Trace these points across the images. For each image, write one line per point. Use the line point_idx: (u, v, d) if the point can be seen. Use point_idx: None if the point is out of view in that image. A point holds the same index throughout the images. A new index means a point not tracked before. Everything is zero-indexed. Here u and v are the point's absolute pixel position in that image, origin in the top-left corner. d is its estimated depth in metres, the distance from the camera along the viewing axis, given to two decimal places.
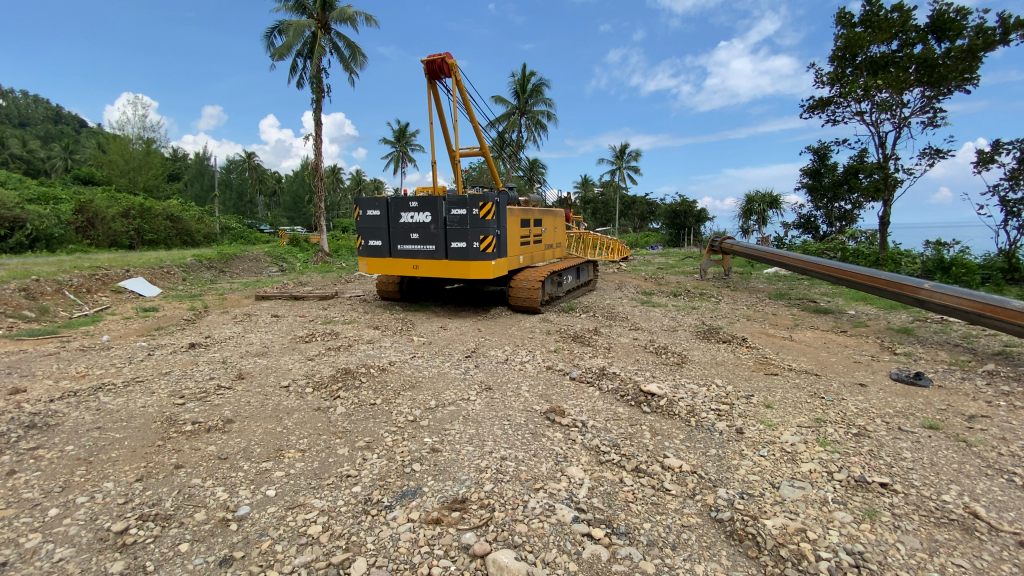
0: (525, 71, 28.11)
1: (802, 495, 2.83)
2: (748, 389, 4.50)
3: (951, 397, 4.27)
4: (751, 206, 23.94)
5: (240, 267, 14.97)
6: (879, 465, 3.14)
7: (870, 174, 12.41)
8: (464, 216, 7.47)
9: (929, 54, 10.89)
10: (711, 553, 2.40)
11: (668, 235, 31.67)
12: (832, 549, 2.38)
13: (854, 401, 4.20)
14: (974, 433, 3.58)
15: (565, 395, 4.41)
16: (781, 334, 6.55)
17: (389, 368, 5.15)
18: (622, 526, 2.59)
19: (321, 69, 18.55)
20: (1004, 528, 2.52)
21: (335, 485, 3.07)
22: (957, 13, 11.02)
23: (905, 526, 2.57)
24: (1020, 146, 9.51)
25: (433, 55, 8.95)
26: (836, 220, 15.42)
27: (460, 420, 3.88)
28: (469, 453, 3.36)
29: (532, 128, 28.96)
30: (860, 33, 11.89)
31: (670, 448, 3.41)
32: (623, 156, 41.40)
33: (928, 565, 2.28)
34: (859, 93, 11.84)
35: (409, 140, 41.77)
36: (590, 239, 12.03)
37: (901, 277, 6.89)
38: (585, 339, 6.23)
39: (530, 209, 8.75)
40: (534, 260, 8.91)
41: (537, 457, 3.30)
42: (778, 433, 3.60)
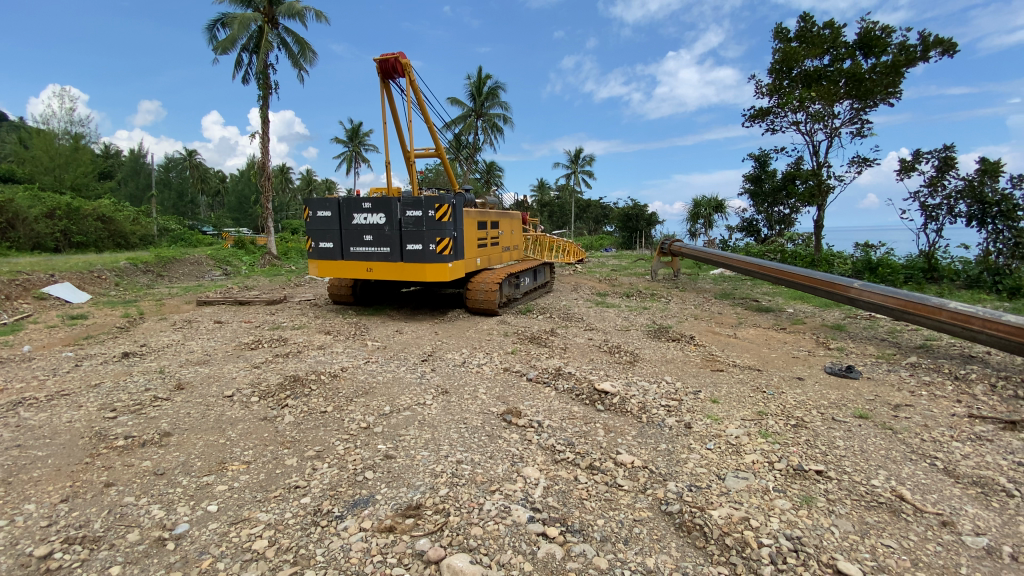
0: (480, 74, 28.15)
1: (746, 485, 2.96)
2: (696, 385, 4.68)
3: (879, 388, 4.60)
4: (698, 211, 24.94)
5: (180, 271, 14.13)
6: (815, 454, 3.33)
7: (806, 181, 13.22)
8: (420, 218, 7.36)
9: (857, 69, 11.73)
10: (662, 546, 2.47)
11: (622, 238, 32.51)
12: (773, 535, 2.50)
13: (793, 393, 4.45)
14: (899, 421, 3.87)
15: (522, 396, 4.42)
16: (726, 332, 6.84)
17: (340, 374, 5.00)
18: (576, 524, 2.61)
19: (269, 66, 17.87)
20: (926, 509, 2.73)
21: (282, 497, 2.94)
22: (881, 32, 11.90)
23: (839, 510, 2.73)
24: (938, 156, 10.35)
25: (387, 54, 8.79)
26: (776, 223, 16.27)
27: (415, 426, 3.81)
28: (423, 458, 3.30)
29: (488, 131, 29.01)
30: (795, 48, 12.62)
31: (622, 445, 3.48)
32: (577, 160, 42.18)
33: (859, 546, 2.43)
34: (795, 104, 12.57)
35: (363, 140, 40.92)
36: (546, 242, 12.11)
37: (834, 277, 7.34)
38: (542, 340, 6.28)
39: (487, 211, 8.72)
40: (491, 262, 8.89)
41: (493, 459, 3.28)
42: (724, 427, 3.75)
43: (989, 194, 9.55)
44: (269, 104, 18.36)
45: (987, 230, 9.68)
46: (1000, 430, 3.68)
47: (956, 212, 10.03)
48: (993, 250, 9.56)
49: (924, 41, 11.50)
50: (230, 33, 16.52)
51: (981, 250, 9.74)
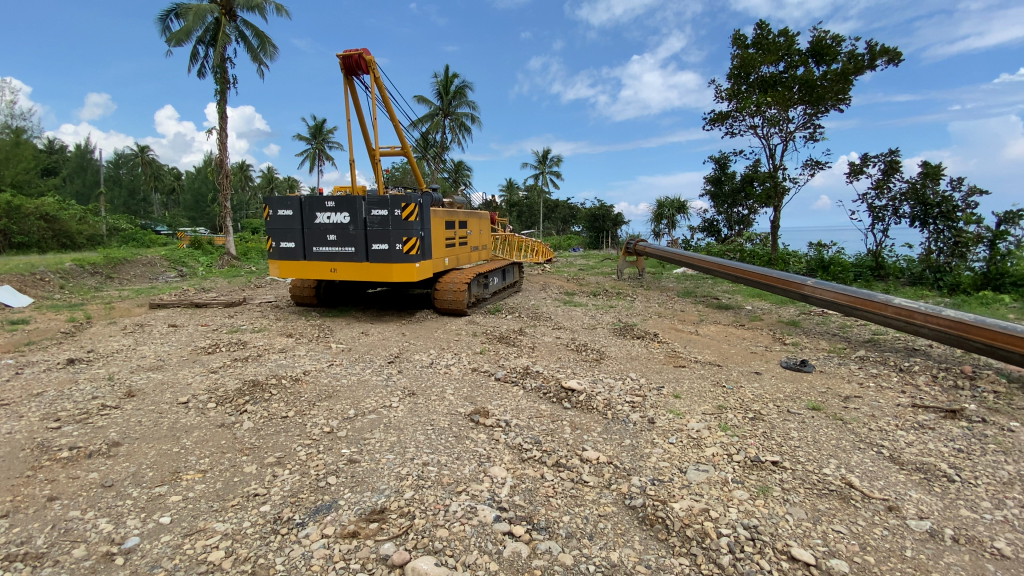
0: (447, 73, 27.97)
1: (706, 477, 3.05)
2: (660, 380, 4.79)
3: (831, 380, 4.83)
4: (661, 211, 25.53)
5: (132, 273, 13.44)
6: (771, 445, 3.46)
7: (763, 182, 13.73)
8: (385, 217, 7.24)
9: (810, 76, 12.26)
10: (626, 539, 2.51)
11: (589, 238, 32.92)
12: (731, 525, 2.58)
13: (751, 387, 4.62)
14: (849, 411, 4.07)
15: (490, 395, 4.41)
16: (688, 329, 7.02)
17: (303, 378, 4.86)
18: (542, 522, 2.63)
19: (226, 60, 17.23)
20: (873, 495, 2.88)
21: (240, 506, 2.84)
22: (832, 40, 12.46)
23: (793, 499, 2.84)
24: (884, 160, 10.92)
25: (350, 50, 8.61)
26: (735, 224, 16.81)
27: (381, 429, 3.74)
28: (388, 462, 3.25)
29: (456, 130, 28.86)
30: (752, 54, 13.07)
31: (588, 441, 3.52)
32: (545, 160, 42.51)
33: (812, 533, 2.54)
34: (753, 108, 13.03)
35: (327, 137, 40.02)
36: (515, 241, 12.14)
37: (788, 276, 7.65)
38: (510, 339, 6.29)
39: (455, 211, 8.65)
40: (459, 262, 8.83)
41: (460, 460, 3.26)
42: (685, 422, 3.85)
43: (931, 196, 10.12)
44: (227, 99, 17.72)
45: (929, 230, 10.23)
46: (941, 418, 3.92)
47: (901, 213, 10.60)
48: (934, 249, 10.15)
49: (871, 51, 12.11)
50: (184, 24, 15.85)
51: (923, 249, 10.33)
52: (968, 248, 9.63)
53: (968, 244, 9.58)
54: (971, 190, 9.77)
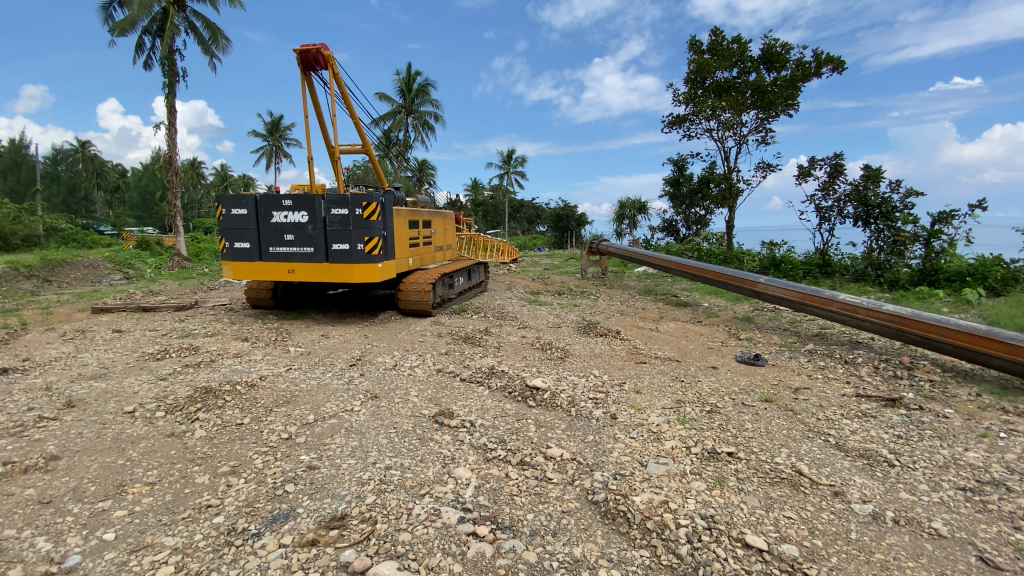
0: (410, 70, 27.61)
1: (666, 470, 3.13)
2: (622, 376, 4.90)
3: (782, 373, 5.05)
4: (623, 212, 26.03)
5: (72, 276, 12.64)
6: (727, 437, 3.58)
7: (719, 184, 14.21)
8: (346, 216, 7.07)
9: (761, 82, 12.79)
10: (589, 534, 2.55)
11: (554, 237, 33.20)
12: (689, 516, 2.66)
13: (707, 381, 4.79)
14: (799, 402, 4.27)
15: (454, 396, 4.38)
16: (649, 326, 7.19)
17: (259, 383, 4.69)
18: (506, 520, 2.63)
19: (175, 51, 16.44)
20: (821, 481, 3.03)
21: (192, 518, 2.71)
22: (782, 48, 13.01)
23: (747, 488, 2.96)
24: (830, 163, 11.49)
25: (307, 44, 8.37)
26: (693, 224, 17.34)
27: (342, 434, 3.66)
28: (350, 467, 3.18)
29: (419, 128, 28.55)
30: (707, 60, 13.48)
31: (552, 439, 3.55)
32: (509, 160, 42.61)
33: (764, 520, 2.65)
34: (708, 112, 13.46)
35: (285, 134, 38.81)
36: (480, 241, 12.11)
37: (742, 273, 7.95)
38: (475, 340, 6.26)
39: (418, 210, 8.54)
40: (423, 262, 8.73)
41: (424, 462, 3.23)
42: (646, 416, 3.94)
43: (872, 197, 10.70)
44: (176, 93, 16.89)
45: (871, 229, 10.80)
46: (882, 407, 4.16)
47: (845, 214, 11.19)
48: (875, 247, 10.74)
49: (817, 59, 12.73)
50: (128, 13, 15.02)
51: (866, 248, 10.92)
52: (906, 246, 10.25)
53: (906, 242, 10.21)
54: (908, 192, 10.41)
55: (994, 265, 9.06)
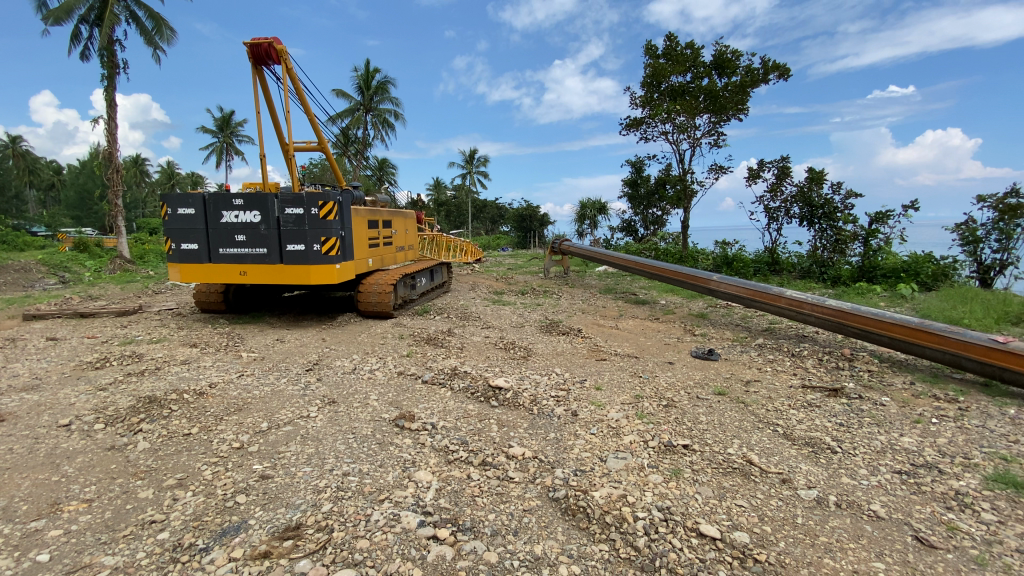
0: (368, 67, 27.05)
1: (625, 464, 3.20)
2: (583, 374, 4.97)
3: (734, 366, 5.25)
4: (584, 212, 26.39)
5: None
6: (683, 430, 3.69)
7: (675, 185, 14.63)
8: (301, 216, 6.86)
9: (713, 87, 13.25)
10: (549, 531, 2.57)
11: (517, 237, 33.31)
12: (646, 509, 2.73)
13: (665, 376, 4.93)
14: (750, 394, 4.46)
15: (416, 399, 4.32)
16: (610, 324, 7.33)
17: (209, 391, 4.48)
18: (467, 522, 2.62)
19: (115, 42, 15.49)
20: (770, 469, 3.17)
21: (134, 535, 2.56)
22: (732, 55, 13.52)
23: (701, 479, 3.06)
24: (778, 165, 12.03)
25: (258, 38, 8.06)
26: (651, 224, 17.79)
27: (298, 441, 3.55)
28: (305, 474, 3.08)
29: (379, 126, 28.05)
30: (662, 64, 13.85)
31: (515, 438, 3.56)
32: (472, 160, 42.47)
33: (717, 509, 2.75)
34: (664, 115, 13.84)
35: (236, 130, 37.28)
36: (443, 242, 12.00)
37: (696, 271, 8.22)
38: (438, 341, 6.20)
39: (378, 210, 8.37)
40: (383, 263, 8.57)
41: (384, 467, 3.16)
42: (606, 412, 4.02)
43: (816, 198, 11.25)
44: (116, 86, 15.93)
45: (815, 229, 11.35)
46: (826, 396, 4.40)
47: (792, 214, 11.73)
48: (819, 245, 11.28)
49: (765, 66, 13.30)
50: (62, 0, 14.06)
51: (810, 246, 11.47)
52: (847, 244, 10.85)
53: (847, 241, 10.80)
54: (848, 194, 11.01)
55: (925, 262, 9.75)
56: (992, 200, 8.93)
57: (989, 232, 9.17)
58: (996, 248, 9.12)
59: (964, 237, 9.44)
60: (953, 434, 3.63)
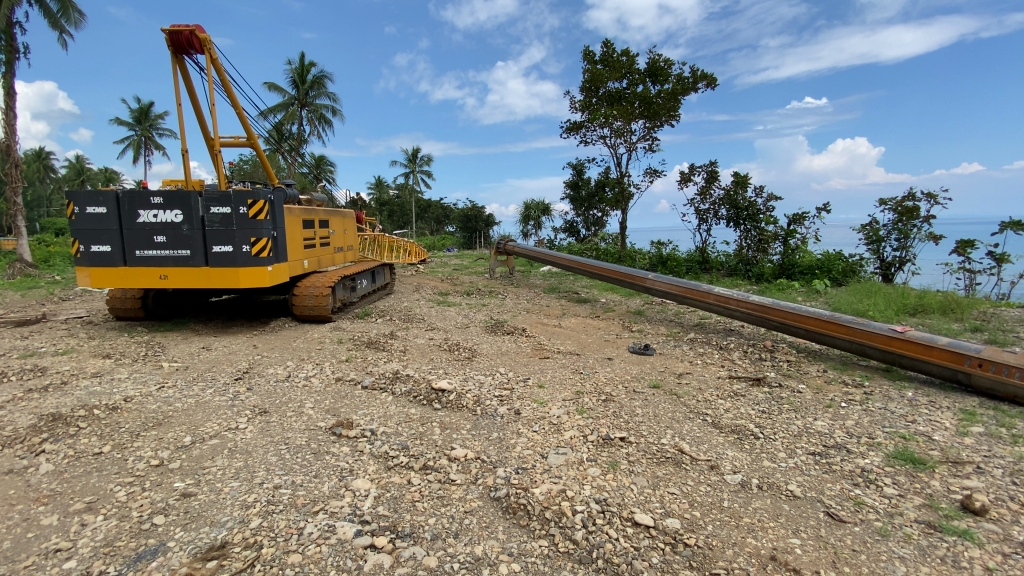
0: (303, 61, 25.98)
1: (565, 460, 3.26)
2: (526, 372, 5.02)
3: (669, 360, 5.50)
4: (528, 213, 26.67)
5: None
6: (621, 423, 3.83)
7: (613, 187, 15.09)
8: (228, 215, 6.47)
9: (648, 94, 13.79)
10: (490, 531, 2.57)
11: (462, 238, 33.10)
12: (585, 502, 2.80)
13: (604, 371, 5.08)
14: (682, 386, 4.68)
15: (355, 405, 4.19)
16: (553, 323, 7.46)
17: (124, 405, 4.13)
18: (407, 528, 2.58)
19: (12, 23, 13.94)
20: (700, 457, 3.34)
21: (34, 566, 2.32)
22: (664, 63, 14.13)
23: (637, 469, 3.18)
24: (707, 169, 12.70)
25: (178, 25, 7.52)
26: (592, 225, 18.26)
27: (225, 455, 3.34)
28: (232, 490, 2.91)
29: (315, 122, 26.99)
30: (600, 70, 14.24)
31: (457, 440, 3.54)
32: (415, 159, 41.82)
33: (651, 498, 2.86)
34: (602, 120, 14.26)
35: (156, 123, 34.64)
36: (385, 242, 11.72)
37: (633, 270, 8.54)
38: (379, 344, 6.05)
39: (314, 209, 8.05)
40: (321, 264, 8.25)
41: (318, 477, 3.05)
42: (548, 409, 4.08)
43: (741, 201, 11.98)
44: (14, 71, 14.33)
45: (741, 229, 12.08)
46: (750, 386, 4.70)
47: (720, 215, 12.43)
48: (745, 245, 12.05)
49: (694, 75, 14.00)
50: None
51: (737, 245, 12.22)
52: (769, 244, 11.64)
53: (769, 241, 11.58)
54: (769, 197, 11.81)
55: (837, 259, 10.65)
56: (893, 202, 9.88)
57: (889, 232, 10.14)
58: (895, 246, 10.09)
59: (869, 237, 10.38)
60: (860, 416, 3.99)
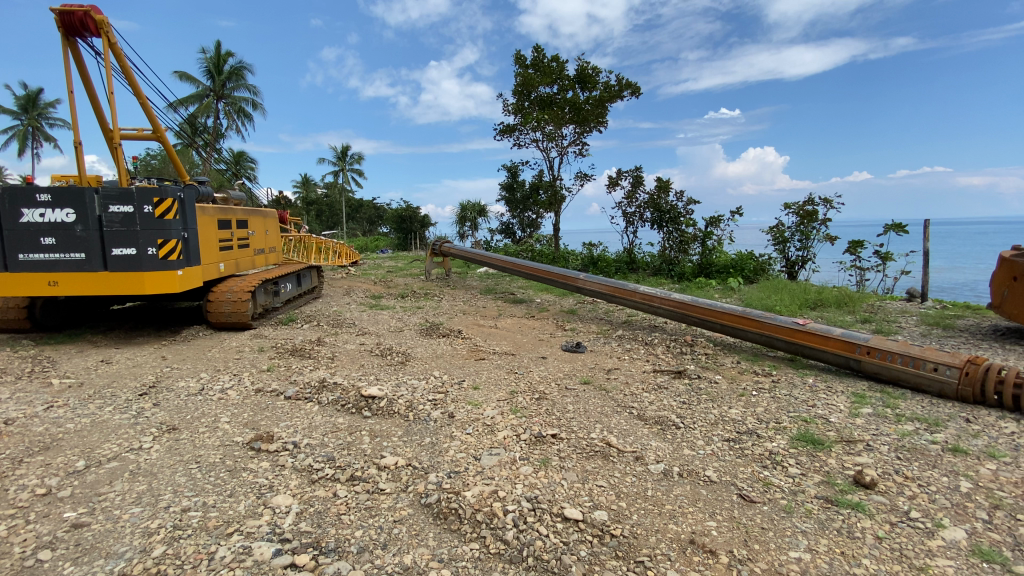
0: (219, 51, 24.33)
1: (498, 460, 3.28)
2: (461, 375, 4.99)
3: (599, 357, 5.68)
4: (464, 215, 26.56)
5: None
6: (553, 420, 3.90)
7: (547, 190, 15.39)
8: (131, 215, 5.92)
9: (577, 100, 14.20)
10: (420, 539, 2.53)
11: (397, 240, 32.37)
12: (516, 501, 2.82)
13: (538, 370, 5.16)
14: (611, 381, 4.86)
15: (277, 417, 3.97)
16: (488, 324, 7.47)
17: (4, 428, 3.66)
18: (331, 543, 2.48)
19: None
20: (626, 450, 3.48)
21: None
22: (592, 71, 14.61)
23: (567, 465, 3.25)
24: (633, 174, 13.26)
25: (69, 4, 6.77)
26: (527, 226, 18.50)
27: (125, 478, 3.05)
28: (133, 516, 2.66)
29: (234, 117, 25.33)
30: (531, 75, 14.47)
31: (387, 448, 3.45)
32: (345, 158, 40.39)
33: (581, 492, 2.94)
34: (534, 124, 14.50)
35: (45, 111, 31.04)
36: (312, 243, 11.20)
37: (565, 271, 8.75)
38: (305, 351, 5.77)
39: (232, 209, 7.54)
40: (239, 268, 7.74)
41: (234, 497, 2.85)
42: (481, 411, 4.08)
43: (663, 204, 12.62)
44: None
45: (664, 231, 12.72)
46: (672, 378, 4.97)
47: (645, 218, 13.02)
48: (667, 246, 12.70)
49: (620, 83, 14.58)
50: None
51: (660, 246, 12.84)
52: (689, 245, 12.36)
53: (689, 242, 12.28)
54: (689, 201, 12.52)
55: (748, 258, 11.50)
56: (796, 207, 10.82)
57: (793, 233, 11.09)
58: (799, 246, 11.07)
59: (776, 238, 11.30)
60: (768, 403, 4.33)
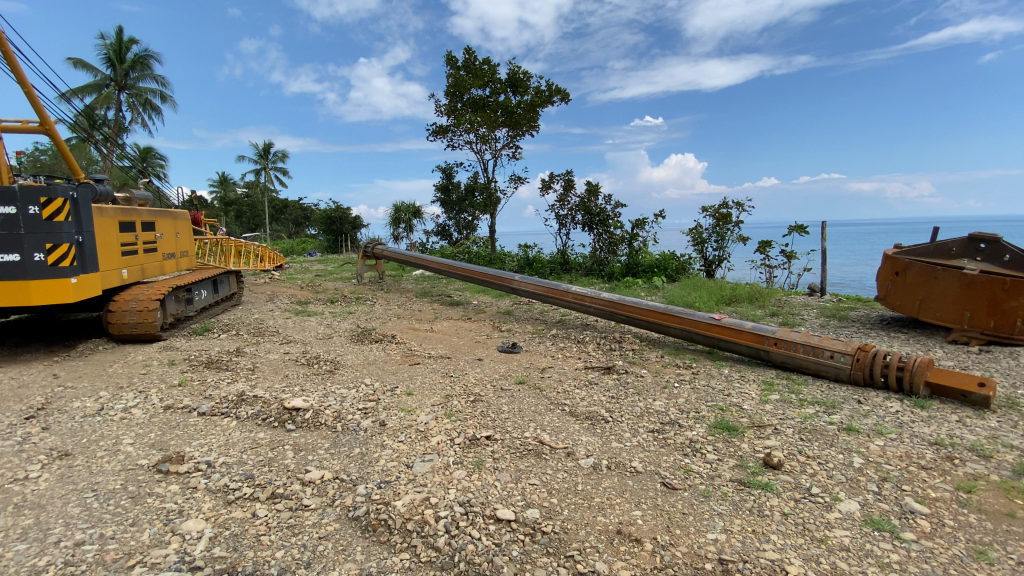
0: (119, 37, 22.19)
1: (430, 466, 3.24)
2: (394, 381, 4.88)
3: (534, 356, 5.77)
4: (398, 216, 26.00)
5: None
6: (487, 422, 3.92)
7: (482, 192, 15.41)
8: (13, 217, 5.26)
9: (508, 103, 14.34)
10: (347, 553, 2.46)
11: (326, 242, 31.10)
12: (449, 506, 2.80)
13: (473, 373, 5.15)
14: (544, 380, 4.95)
15: (189, 436, 3.68)
16: (424, 327, 7.36)
17: None
18: (250, 567, 2.34)
19: None
20: (558, 447, 3.56)
21: None
22: (523, 75, 14.80)
23: (500, 466, 3.28)
24: (565, 177, 13.60)
25: None
26: (463, 228, 18.41)
27: (6, 513, 2.70)
28: (15, 555, 2.37)
29: (139, 108, 23.22)
30: (463, 76, 14.44)
31: (313, 461, 3.31)
32: (269, 156, 38.22)
33: (513, 492, 2.98)
34: (467, 125, 14.48)
35: None
36: (231, 247, 10.48)
37: (500, 272, 8.80)
38: (223, 363, 5.40)
39: (137, 210, 6.91)
40: (145, 274, 7.09)
41: (138, 525, 2.62)
42: (415, 417, 4.01)
43: (593, 207, 13.04)
44: None
45: (594, 233, 13.14)
46: (602, 374, 5.15)
47: (577, 220, 13.40)
48: (598, 247, 13.12)
49: (550, 88, 14.89)
50: None
51: (591, 247, 13.24)
52: (617, 246, 12.85)
53: (617, 243, 12.77)
54: (617, 204, 13.03)
55: (672, 258, 12.15)
56: (712, 210, 11.58)
57: (710, 234, 11.87)
58: (716, 247, 11.85)
59: (696, 239, 12.04)
60: (689, 394, 4.60)
